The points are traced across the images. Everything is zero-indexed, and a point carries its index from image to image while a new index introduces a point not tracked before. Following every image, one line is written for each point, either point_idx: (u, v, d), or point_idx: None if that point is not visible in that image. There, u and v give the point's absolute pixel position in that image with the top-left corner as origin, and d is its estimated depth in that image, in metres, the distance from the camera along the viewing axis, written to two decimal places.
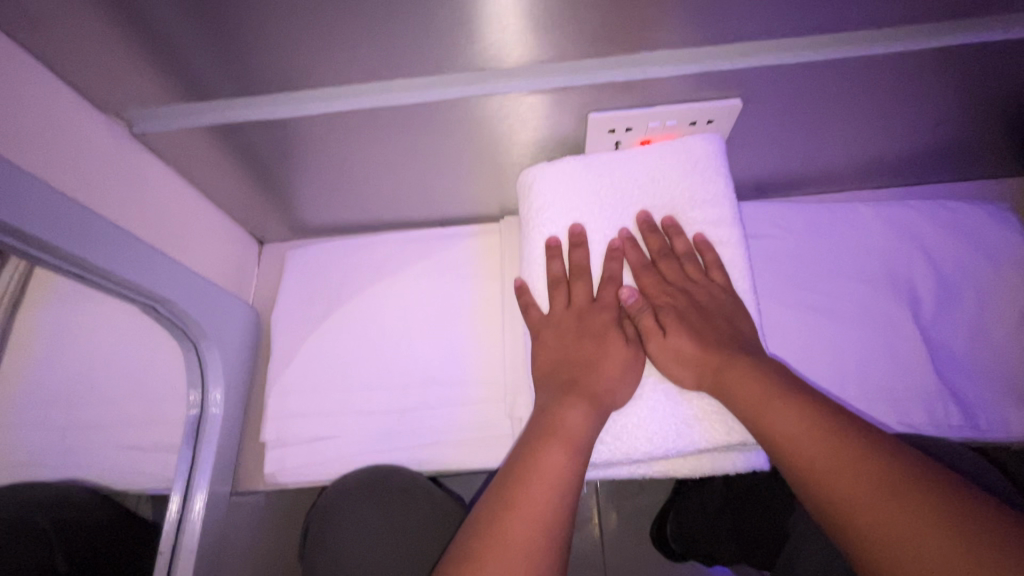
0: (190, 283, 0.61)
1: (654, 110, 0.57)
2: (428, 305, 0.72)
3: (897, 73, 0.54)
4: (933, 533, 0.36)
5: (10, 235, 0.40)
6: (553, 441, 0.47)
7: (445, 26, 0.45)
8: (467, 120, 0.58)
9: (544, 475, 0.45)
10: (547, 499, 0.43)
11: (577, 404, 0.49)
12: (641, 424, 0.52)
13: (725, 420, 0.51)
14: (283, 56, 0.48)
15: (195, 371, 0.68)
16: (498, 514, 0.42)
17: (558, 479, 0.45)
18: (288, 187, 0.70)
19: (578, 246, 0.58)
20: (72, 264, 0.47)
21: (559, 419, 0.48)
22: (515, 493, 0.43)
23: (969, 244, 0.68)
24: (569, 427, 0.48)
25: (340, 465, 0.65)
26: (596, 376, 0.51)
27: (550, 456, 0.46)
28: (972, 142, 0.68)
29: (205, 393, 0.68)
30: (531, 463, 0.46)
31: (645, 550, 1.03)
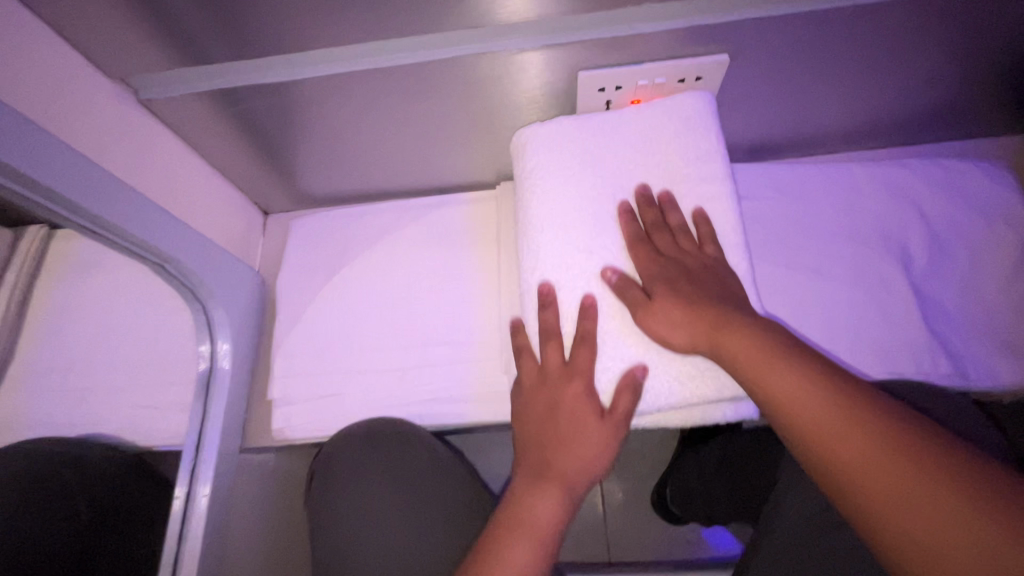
0: (203, 249, 0.64)
1: (642, 67, 0.58)
2: (427, 269, 0.74)
3: (882, 25, 0.54)
4: (938, 486, 0.33)
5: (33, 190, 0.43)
6: (548, 483, 0.52)
7: None
8: (461, 81, 0.59)
9: (532, 527, 0.50)
10: (532, 551, 0.49)
11: (576, 445, 0.52)
12: (639, 379, 0.52)
13: (718, 376, 0.51)
14: (280, 17, 0.49)
15: (203, 325, 0.67)
16: (490, 567, 0.48)
17: (544, 528, 0.50)
18: (290, 156, 0.72)
19: (547, 307, 0.54)
20: (84, 220, 0.49)
21: (529, 510, 0.51)
22: (507, 545, 0.49)
23: (962, 201, 0.68)
24: (536, 522, 0.50)
25: (344, 420, 0.68)
26: (568, 461, 0.52)
27: (542, 500, 0.51)
28: (966, 99, 0.68)
29: (214, 344, 0.68)
30: (527, 504, 0.51)
31: (646, 514, 1.06)
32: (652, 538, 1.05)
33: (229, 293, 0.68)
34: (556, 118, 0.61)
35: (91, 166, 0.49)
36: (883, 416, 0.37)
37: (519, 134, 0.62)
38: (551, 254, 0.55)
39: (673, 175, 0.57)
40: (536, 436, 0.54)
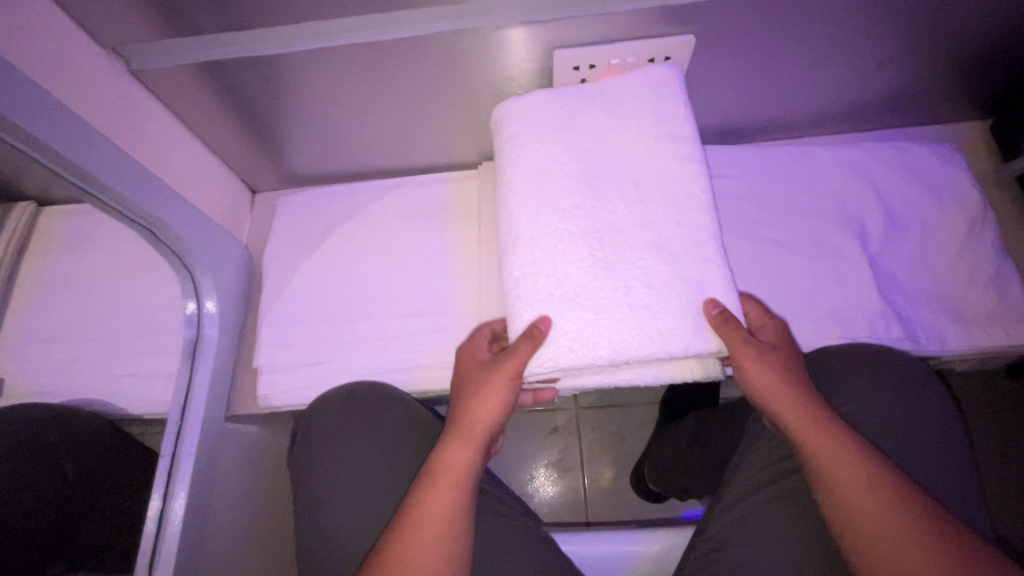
0: (193, 217, 0.66)
1: (614, 45, 0.61)
2: (411, 243, 0.77)
3: (834, 9, 0.59)
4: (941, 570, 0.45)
5: (22, 139, 0.45)
6: (460, 436, 0.56)
7: None
8: (442, 57, 0.62)
9: (448, 476, 0.53)
10: (446, 500, 0.52)
11: (483, 396, 0.56)
12: (608, 334, 0.53)
13: (687, 332, 0.53)
14: None
15: (188, 285, 0.70)
16: (410, 518, 0.51)
17: (457, 475, 0.53)
18: (277, 133, 0.75)
19: (489, 330, 0.63)
20: (72, 173, 0.51)
21: (444, 462, 0.54)
22: (425, 494, 0.52)
23: (914, 179, 0.72)
24: (448, 470, 0.53)
25: (328, 386, 0.70)
26: (477, 418, 0.56)
27: (456, 449, 0.55)
28: (918, 85, 0.73)
29: (200, 303, 0.71)
30: (444, 458, 0.55)
31: (625, 493, 1.09)
32: (629, 515, 1.08)
33: (213, 261, 0.70)
34: (507, 106, 0.65)
35: (85, 126, 0.51)
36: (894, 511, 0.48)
37: (495, 118, 0.66)
38: (527, 214, 0.58)
39: (644, 142, 0.60)
40: (455, 404, 0.59)
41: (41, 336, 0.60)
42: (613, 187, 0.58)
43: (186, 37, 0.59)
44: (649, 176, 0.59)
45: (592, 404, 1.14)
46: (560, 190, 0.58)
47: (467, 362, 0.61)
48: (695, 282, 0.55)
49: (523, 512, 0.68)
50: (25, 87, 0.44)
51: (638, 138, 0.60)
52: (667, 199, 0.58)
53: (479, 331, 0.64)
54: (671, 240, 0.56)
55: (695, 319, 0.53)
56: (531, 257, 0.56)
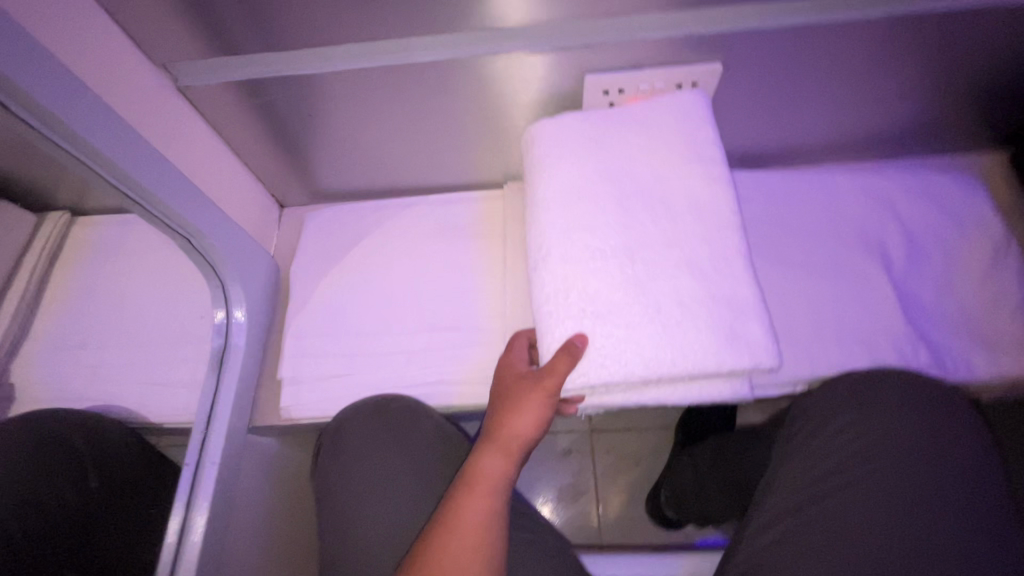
0: (229, 228, 0.68)
1: (643, 71, 0.63)
2: (436, 259, 0.78)
3: (857, 41, 0.61)
4: None
5: (76, 144, 0.47)
6: (495, 446, 0.55)
7: None
8: (477, 79, 0.65)
9: (484, 484, 0.53)
10: (483, 508, 0.51)
11: (521, 409, 0.55)
12: (640, 350, 0.53)
13: (719, 352, 0.53)
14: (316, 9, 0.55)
15: (218, 293, 0.70)
16: (445, 525, 0.51)
17: (493, 483, 0.53)
18: (310, 149, 0.77)
19: (522, 341, 0.63)
20: (119, 179, 0.53)
21: (479, 470, 0.54)
22: (461, 501, 0.52)
23: (937, 207, 0.73)
24: (484, 478, 0.53)
25: (351, 399, 0.70)
26: (513, 427, 0.55)
27: (491, 460, 0.54)
28: (938, 115, 0.74)
29: (229, 311, 0.71)
30: (480, 466, 0.54)
31: (640, 519, 1.07)
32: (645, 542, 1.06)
33: (244, 270, 0.71)
34: (544, 122, 0.67)
35: (137, 137, 0.53)
36: None
37: (526, 138, 0.67)
38: (558, 231, 0.59)
39: (673, 164, 0.61)
40: (490, 413, 0.58)
41: (73, 342, 0.67)
42: (642, 206, 0.60)
43: (233, 56, 0.61)
44: (678, 197, 0.60)
45: (608, 427, 1.13)
46: (589, 209, 0.59)
47: (507, 373, 0.60)
48: (726, 301, 0.55)
49: (547, 531, 0.67)
50: (86, 97, 0.46)
51: (666, 160, 0.62)
52: (696, 219, 0.58)
53: (515, 342, 0.63)
54: (701, 259, 0.57)
55: (727, 338, 0.53)
56: (562, 273, 0.57)
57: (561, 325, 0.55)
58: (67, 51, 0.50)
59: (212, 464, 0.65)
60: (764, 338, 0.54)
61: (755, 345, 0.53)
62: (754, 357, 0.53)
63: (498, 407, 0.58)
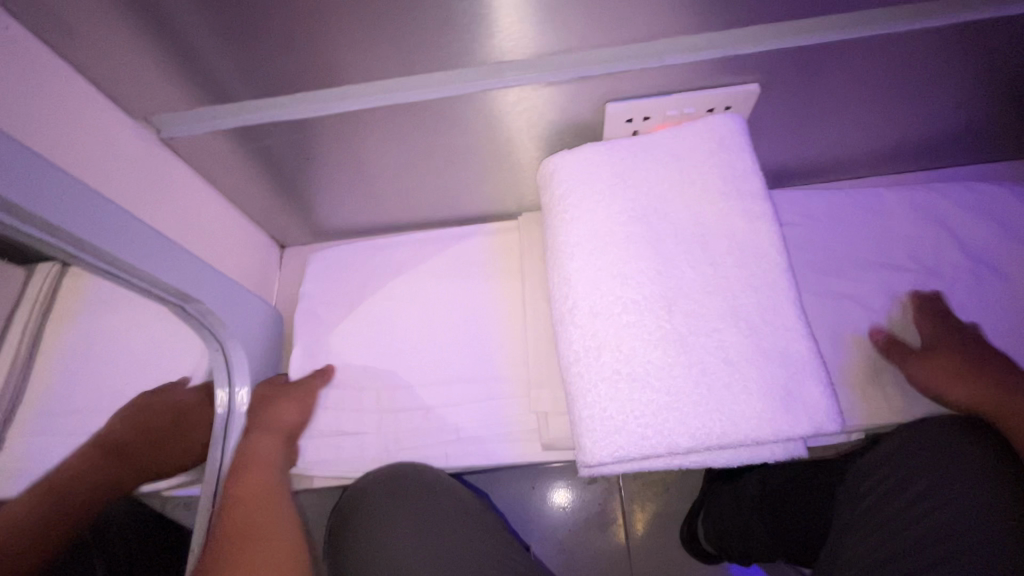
0: (224, 285, 0.64)
1: (670, 98, 0.58)
2: (451, 300, 0.72)
3: (907, 54, 0.55)
4: None
5: (45, 229, 0.42)
6: (262, 436, 0.62)
7: (467, 21, 0.47)
8: (487, 113, 0.59)
9: (265, 428, 0.63)
10: (274, 457, 0.62)
11: (281, 403, 0.65)
12: (685, 419, 0.49)
13: (775, 417, 0.48)
14: (307, 54, 0.49)
15: (221, 368, 0.67)
16: (239, 463, 0.60)
17: (281, 431, 0.63)
18: (310, 189, 0.71)
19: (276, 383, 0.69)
20: (98, 258, 0.47)
21: (269, 415, 0.64)
22: (252, 444, 0.62)
23: (995, 226, 0.67)
24: (279, 424, 0.63)
25: (366, 462, 0.65)
26: (296, 396, 0.65)
27: (262, 438, 0.62)
28: (993, 121, 0.68)
29: (232, 390, 0.67)
30: (254, 451, 0.61)
31: (673, 551, 1.01)
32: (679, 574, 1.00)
33: (245, 329, 0.67)
34: (561, 154, 0.62)
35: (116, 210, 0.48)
36: None
37: (542, 170, 0.62)
38: (586, 281, 0.54)
39: (706, 201, 0.55)
40: (271, 386, 0.67)
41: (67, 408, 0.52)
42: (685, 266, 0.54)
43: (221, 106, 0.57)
44: (718, 238, 0.54)
45: None
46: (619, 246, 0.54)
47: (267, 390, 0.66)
48: (777, 357, 0.49)
49: None
50: (54, 175, 0.42)
51: (700, 196, 0.56)
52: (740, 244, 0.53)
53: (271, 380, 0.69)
54: (745, 307, 0.51)
55: (782, 400, 0.48)
56: (594, 329, 0.52)
57: (598, 390, 0.50)
58: (29, 115, 0.45)
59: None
60: (821, 398, 0.48)
61: (810, 408, 0.48)
62: (813, 423, 0.48)
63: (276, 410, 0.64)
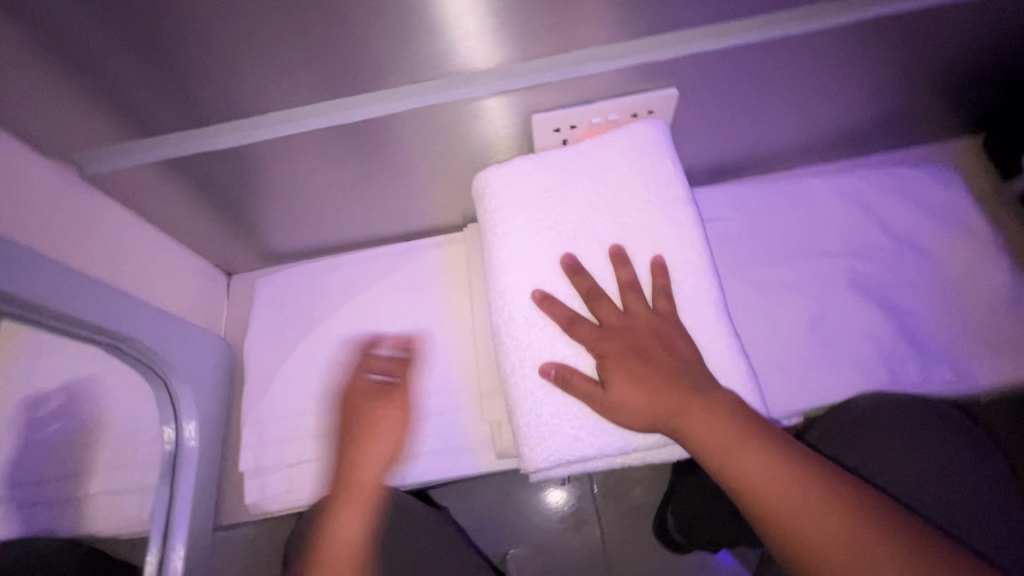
0: (169, 327, 0.62)
1: (594, 106, 0.59)
2: (403, 316, 0.73)
3: (815, 52, 0.57)
4: (840, 534, 0.42)
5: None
6: (366, 455, 0.61)
7: (387, 43, 0.48)
8: (419, 129, 0.60)
9: (379, 429, 0.62)
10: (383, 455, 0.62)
11: (389, 405, 0.63)
12: (615, 420, 0.52)
13: None
14: (232, 78, 0.50)
15: (166, 406, 0.62)
16: (354, 474, 0.60)
17: (391, 430, 0.63)
18: (252, 215, 0.71)
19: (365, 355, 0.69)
20: (36, 320, 0.46)
21: (375, 415, 0.63)
22: (366, 446, 0.61)
23: (917, 208, 0.70)
24: (382, 424, 0.63)
25: (324, 486, 0.65)
26: (398, 393, 0.65)
27: (374, 455, 0.61)
28: (906, 109, 0.71)
29: (179, 427, 0.63)
30: (356, 471, 0.60)
31: (647, 544, 1.03)
32: (655, 567, 1.01)
33: (189, 363, 0.64)
34: (490, 168, 0.62)
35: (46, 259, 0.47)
36: (843, 500, 0.44)
37: (475, 183, 0.63)
38: (522, 293, 0.56)
39: (636, 206, 0.57)
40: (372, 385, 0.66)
41: None
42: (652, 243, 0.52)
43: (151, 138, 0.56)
44: (648, 239, 0.55)
45: None
46: (568, 259, 0.56)
47: (364, 406, 0.63)
48: (708, 351, 0.51)
49: None
50: None
51: (630, 199, 0.57)
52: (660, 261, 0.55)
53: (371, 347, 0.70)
54: (677, 306, 0.53)
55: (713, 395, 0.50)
56: (528, 340, 0.54)
57: (535, 398, 0.53)
58: None
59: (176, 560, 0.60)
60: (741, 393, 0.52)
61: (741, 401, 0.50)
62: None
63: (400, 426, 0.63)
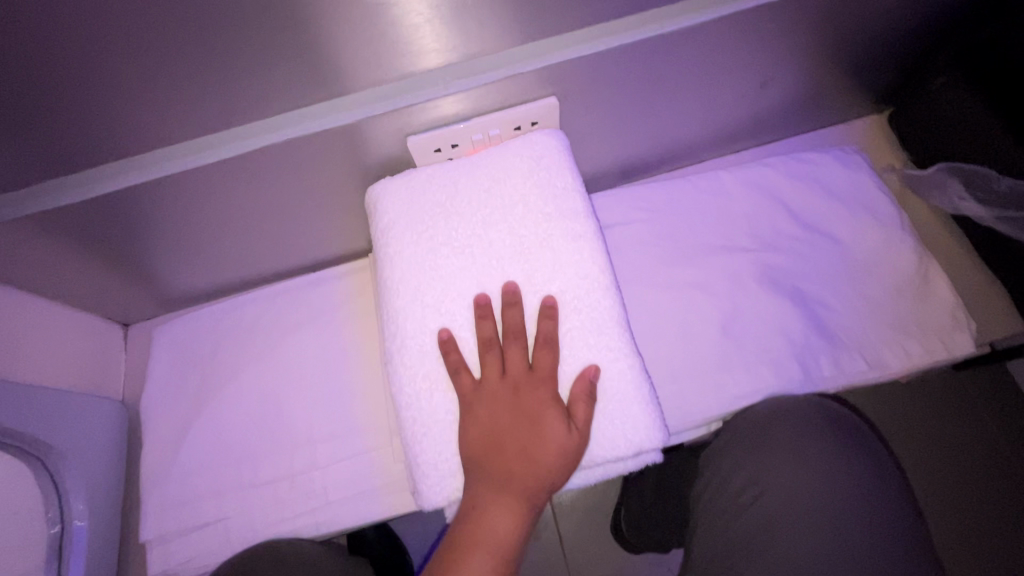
0: (40, 399, 0.56)
1: (473, 122, 0.56)
2: (310, 352, 0.69)
3: (692, 48, 0.56)
4: None
5: None
6: (544, 441, 0.49)
7: (232, 70, 0.46)
8: (293, 162, 0.56)
9: (545, 410, 0.49)
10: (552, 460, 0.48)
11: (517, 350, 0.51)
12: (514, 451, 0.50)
13: (602, 435, 0.49)
14: (67, 117, 0.47)
15: (50, 486, 0.57)
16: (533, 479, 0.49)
17: (541, 415, 0.49)
18: (136, 263, 0.66)
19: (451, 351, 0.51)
20: None
21: (542, 381, 0.50)
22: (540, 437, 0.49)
23: (823, 193, 0.69)
24: (547, 422, 0.49)
25: (235, 543, 0.61)
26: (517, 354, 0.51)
27: (556, 450, 0.48)
28: (805, 94, 0.71)
29: (66, 505, 0.58)
30: (524, 468, 0.49)
31: (607, 548, 1.01)
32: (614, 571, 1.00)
33: (76, 436, 0.59)
34: (379, 184, 0.58)
35: None
36: None
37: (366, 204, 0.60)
38: (412, 319, 0.53)
39: (527, 223, 0.54)
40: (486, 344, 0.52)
41: None
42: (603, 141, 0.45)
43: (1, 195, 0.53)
44: (538, 259, 0.53)
45: None
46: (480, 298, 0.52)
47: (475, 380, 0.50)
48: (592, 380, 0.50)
49: None
50: None
51: (520, 217, 0.54)
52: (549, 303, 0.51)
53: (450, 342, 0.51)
54: (570, 332, 0.51)
55: (605, 419, 0.49)
56: (422, 368, 0.52)
57: (433, 436, 0.51)
58: None
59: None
60: (644, 418, 0.49)
61: (635, 424, 0.49)
62: (632, 445, 0.49)
63: (495, 431, 0.49)
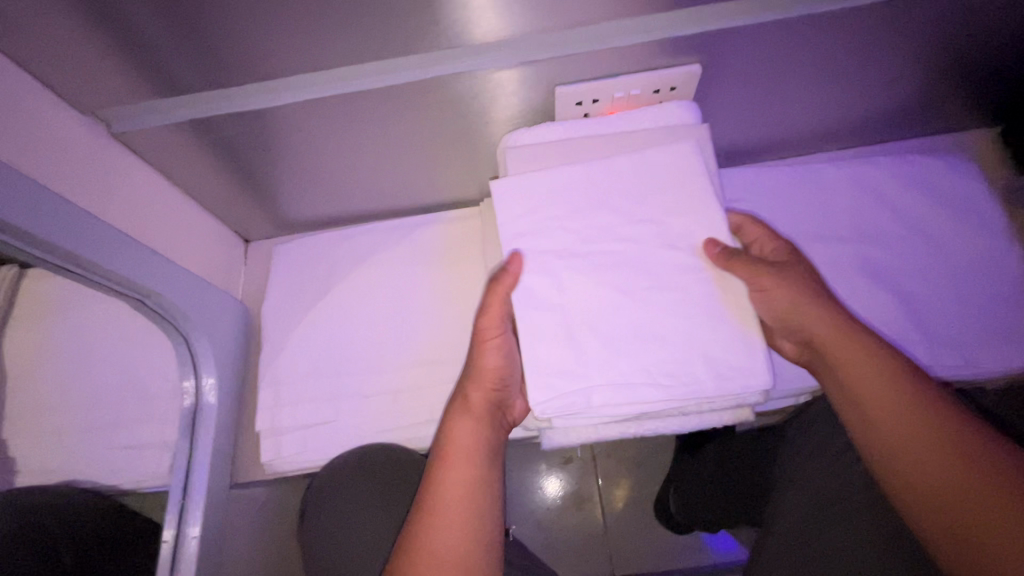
0: (188, 282, 0.61)
1: (618, 79, 0.58)
2: (417, 285, 0.74)
3: (849, 32, 0.56)
4: None
5: (54, 256, 0.44)
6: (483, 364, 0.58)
7: (412, 10, 0.46)
8: (441, 101, 0.58)
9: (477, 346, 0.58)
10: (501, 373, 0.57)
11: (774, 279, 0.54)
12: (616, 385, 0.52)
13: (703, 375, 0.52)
14: (255, 42, 0.48)
15: (186, 361, 0.64)
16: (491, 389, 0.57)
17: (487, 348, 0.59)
18: (272, 182, 0.71)
19: None
20: (73, 265, 0.47)
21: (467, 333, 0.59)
22: (478, 363, 0.58)
23: (932, 195, 0.70)
24: (480, 351, 0.58)
25: (338, 446, 0.67)
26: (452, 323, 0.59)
27: (490, 367, 0.57)
28: (932, 98, 0.71)
29: (199, 379, 0.65)
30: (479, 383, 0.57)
31: (649, 522, 1.04)
32: (654, 544, 1.03)
33: (209, 322, 0.65)
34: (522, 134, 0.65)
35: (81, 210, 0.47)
36: None
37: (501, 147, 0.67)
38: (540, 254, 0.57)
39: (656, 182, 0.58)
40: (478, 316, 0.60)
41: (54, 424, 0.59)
42: None
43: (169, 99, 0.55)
44: (662, 214, 0.57)
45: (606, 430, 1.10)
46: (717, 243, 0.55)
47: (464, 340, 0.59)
48: (687, 320, 0.54)
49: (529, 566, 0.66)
50: (54, 200, 0.43)
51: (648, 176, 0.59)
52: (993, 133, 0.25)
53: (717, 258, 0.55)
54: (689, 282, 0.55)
55: (713, 363, 0.52)
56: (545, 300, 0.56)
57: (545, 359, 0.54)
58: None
59: (192, 539, 0.60)
60: (751, 362, 0.52)
61: (741, 367, 0.52)
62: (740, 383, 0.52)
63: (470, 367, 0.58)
